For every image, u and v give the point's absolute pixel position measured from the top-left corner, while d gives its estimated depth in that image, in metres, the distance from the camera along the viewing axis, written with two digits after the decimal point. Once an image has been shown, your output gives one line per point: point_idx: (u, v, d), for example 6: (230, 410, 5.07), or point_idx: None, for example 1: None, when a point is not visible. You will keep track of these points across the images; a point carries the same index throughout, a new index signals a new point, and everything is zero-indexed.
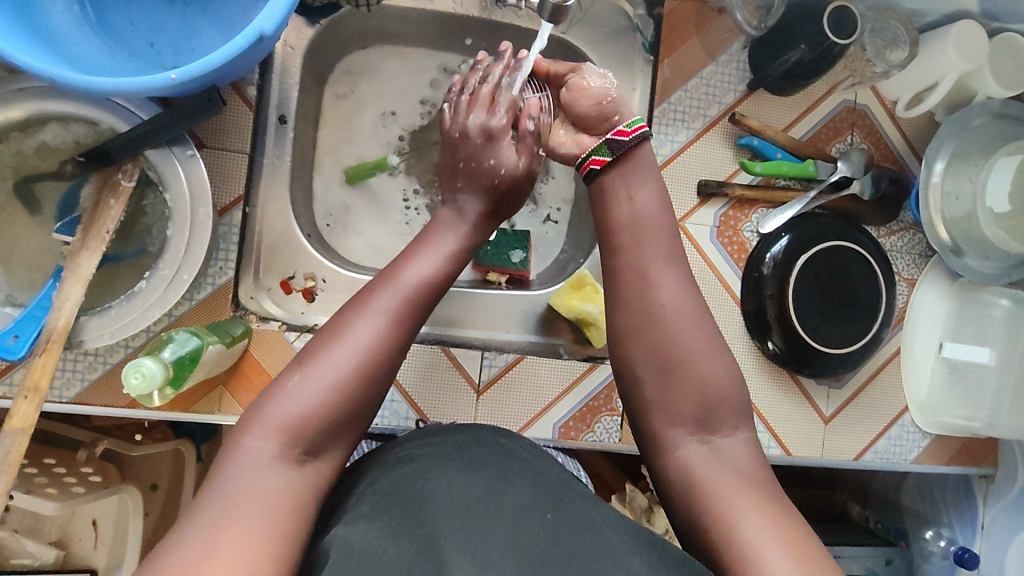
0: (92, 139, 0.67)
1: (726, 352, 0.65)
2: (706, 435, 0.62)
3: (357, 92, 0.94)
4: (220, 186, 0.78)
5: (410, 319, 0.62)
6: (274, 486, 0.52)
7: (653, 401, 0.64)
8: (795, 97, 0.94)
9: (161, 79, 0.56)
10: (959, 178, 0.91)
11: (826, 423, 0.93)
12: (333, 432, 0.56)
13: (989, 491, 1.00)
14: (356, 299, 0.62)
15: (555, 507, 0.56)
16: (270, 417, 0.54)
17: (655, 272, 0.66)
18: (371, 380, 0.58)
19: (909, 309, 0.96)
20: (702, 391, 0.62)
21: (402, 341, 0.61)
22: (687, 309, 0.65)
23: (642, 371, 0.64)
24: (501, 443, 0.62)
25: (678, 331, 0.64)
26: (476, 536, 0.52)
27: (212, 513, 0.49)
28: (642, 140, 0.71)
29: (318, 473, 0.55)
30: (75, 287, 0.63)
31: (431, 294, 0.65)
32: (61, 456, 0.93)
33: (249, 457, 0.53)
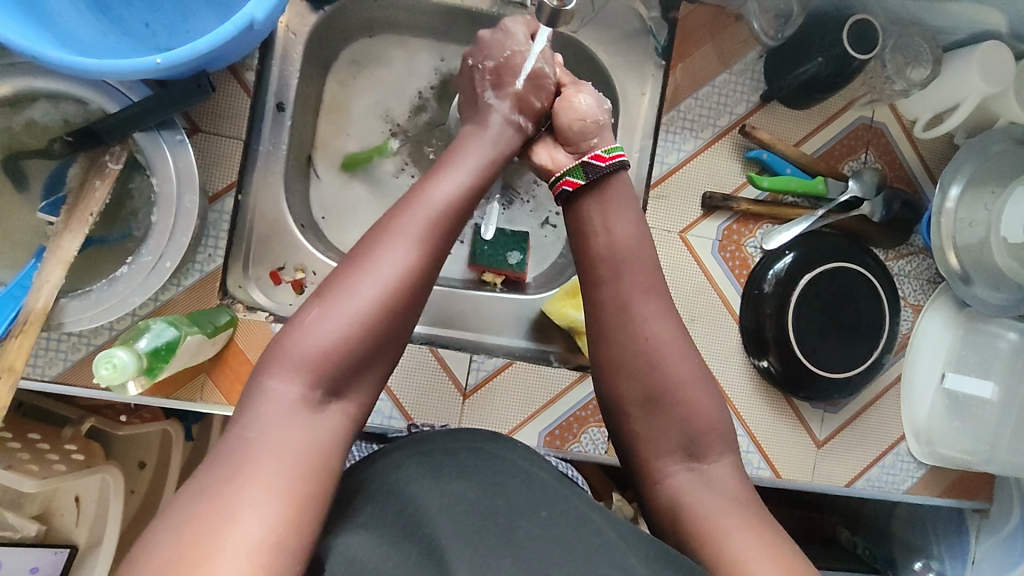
0: (81, 118, 0.66)
1: (706, 372, 0.63)
2: (691, 461, 0.60)
3: (360, 81, 0.92)
4: (213, 172, 0.76)
5: (440, 246, 0.59)
6: (298, 433, 0.50)
7: (637, 415, 0.62)
8: (809, 111, 0.91)
9: (145, 63, 0.54)
10: (974, 205, 0.88)
11: (818, 447, 0.91)
12: (360, 367, 0.54)
13: (982, 525, 0.98)
14: (384, 223, 0.58)
15: (549, 505, 0.55)
16: (294, 356, 0.52)
17: (639, 285, 0.64)
18: (398, 310, 0.55)
19: (912, 337, 0.94)
20: (685, 403, 0.61)
21: (432, 273, 0.58)
22: (665, 321, 0.63)
23: (626, 388, 0.62)
24: (497, 449, 0.60)
25: (660, 344, 0.62)
26: (474, 533, 0.51)
27: (224, 472, 0.46)
28: (617, 169, 0.68)
29: (342, 417, 0.53)
30: (55, 270, 0.62)
31: (456, 216, 0.61)
32: (45, 431, 0.93)
33: (267, 405, 0.50)
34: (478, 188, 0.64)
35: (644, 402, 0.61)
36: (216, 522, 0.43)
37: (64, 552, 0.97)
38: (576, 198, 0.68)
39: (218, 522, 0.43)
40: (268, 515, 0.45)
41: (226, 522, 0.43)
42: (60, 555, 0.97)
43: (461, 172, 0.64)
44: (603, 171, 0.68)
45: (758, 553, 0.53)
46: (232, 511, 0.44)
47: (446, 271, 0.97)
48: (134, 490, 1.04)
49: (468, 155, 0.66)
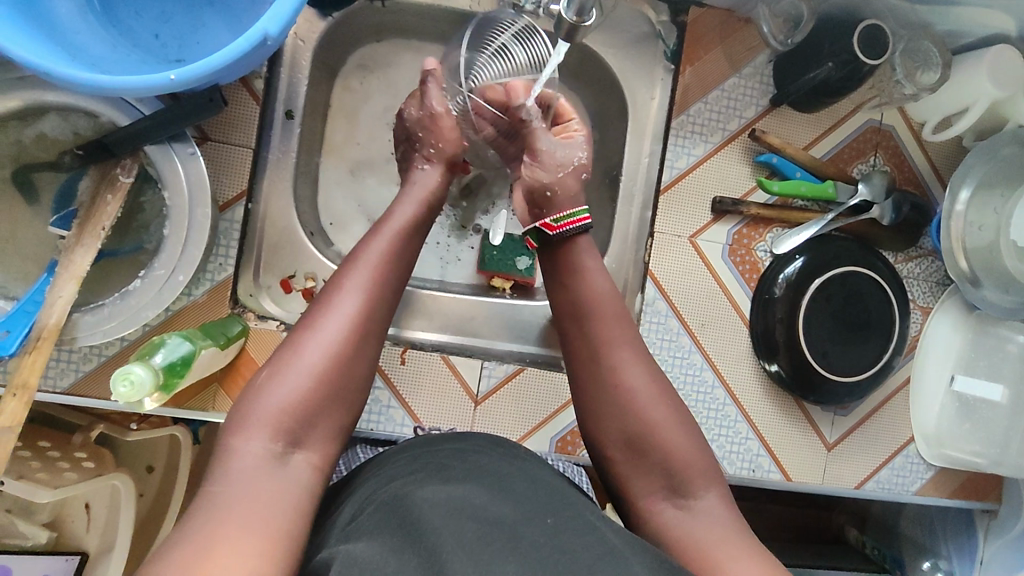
0: (92, 131, 0.65)
1: (685, 412, 0.65)
2: (676, 497, 0.61)
3: (367, 87, 0.92)
4: (223, 181, 0.76)
5: (383, 296, 0.63)
6: (264, 483, 0.51)
7: (620, 458, 0.64)
8: (818, 113, 0.90)
9: (160, 79, 0.54)
10: (984, 209, 0.88)
11: (829, 450, 0.92)
12: (317, 420, 0.56)
13: (991, 526, 0.99)
14: (327, 283, 0.62)
15: (553, 513, 0.55)
16: (253, 416, 0.54)
17: (610, 335, 0.67)
18: (351, 361, 0.59)
19: (921, 338, 0.94)
20: (661, 443, 0.62)
21: (376, 321, 0.62)
22: (642, 366, 0.65)
23: (609, 431, 0.64)
24: (502, 455, 0.63)
25: (634, 390, 0.64)
26: (479, 536, 0.50)
27: (204, 520, 0.48)
28: (571, 235, 0.71)
29: (307, 467, 0.54)
30: (67, 285, 0.62)
31: (399, 270, 0.65)
32: (55, 438, 0.93)
33: (235, 462, 0.52)
34: (413, 230, 0.68)
35: (625, 447, 0.63)
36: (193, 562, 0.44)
37: (75, 559, 0.96)
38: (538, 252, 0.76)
39: (199, 562, 0.44)
40: (244, 564, 0.45)
41: (205, 567, 0.44)
42: (71, 561, 0.96)
43: (403, 222, 0.68)
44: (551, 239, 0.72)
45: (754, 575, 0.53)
46: (215, 551, 0.45)
47: (455, 277, 0.97)
48: (143, 494, 1.03)
49: (419, 206, 0.71)
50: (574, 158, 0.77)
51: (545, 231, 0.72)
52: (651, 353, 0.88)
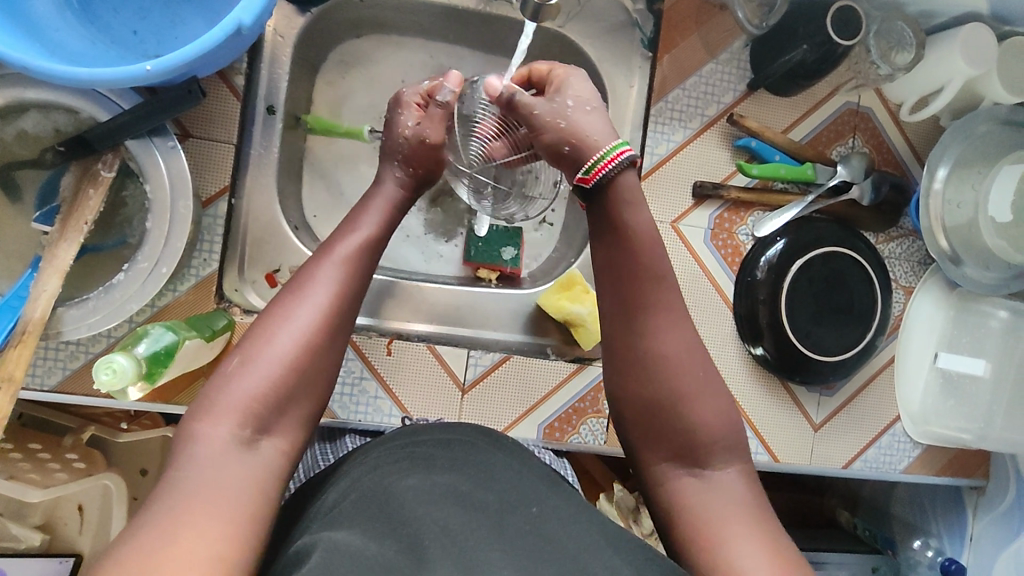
0: (72, 127, 0.66)
1: (718, 384, 0.62)
2: (694, 468, 0.59)
3: (349, 82, 0.93)
4: (205, 176, 0.77)
5: (355, 286, 0.62)
6: (231, 469, 0.51)
7: (638, 428, 0.63)
8: (795, 97, 0.91)
9: (136, 70, 0.55)
10: (962, 186, 0.89)
11: (816, 430, 0.92)
12: (286, 408, 0.55)
13: (979, 502, 0.99)
14: (299, 270, 0.61)
15: (539, 501, 0.56)
16: (220, 403, 0.53)
17: (646, 297, 0.62)
18: (321, 349, 0.58)
19: (904, 318, 0.95)
20: (686, 413, 0.60)
21: (348, 310, 0.61)
22: (680, 334, 0.62)
23: (628, 399, 0.63)
24: (491, 446, 0.61)
25: (663, 355, 0.61)
26: (467, 526, 0.51)
27: (170, 505, 0.47)
28: (607, 181, 0.64)
29: (276, 454, 0.54)
30: (51, 279, 0.62)
31: (371, 262, 0.65)
32: (45, 441, 0.94)
33: (201, 447, 0.51)
34: (387, 224, 0.69)
35: (645, 414, 0.62)
36: (158, 549, 0.44)
37: (69, 560, 0.96)
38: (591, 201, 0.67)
39: (165, 546, 0.44)
40: (209, 550, 0.45)
41: (169, 556, 0.44)
42: (65, 564, 0.96)
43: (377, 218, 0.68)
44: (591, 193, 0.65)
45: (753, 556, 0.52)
46: (180, 539, 0.45)
47: (440, 269, 0.98)
48: (137, 498, 1.01)
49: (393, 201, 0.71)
50: (575, 95, 0.69)
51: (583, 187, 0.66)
52: None
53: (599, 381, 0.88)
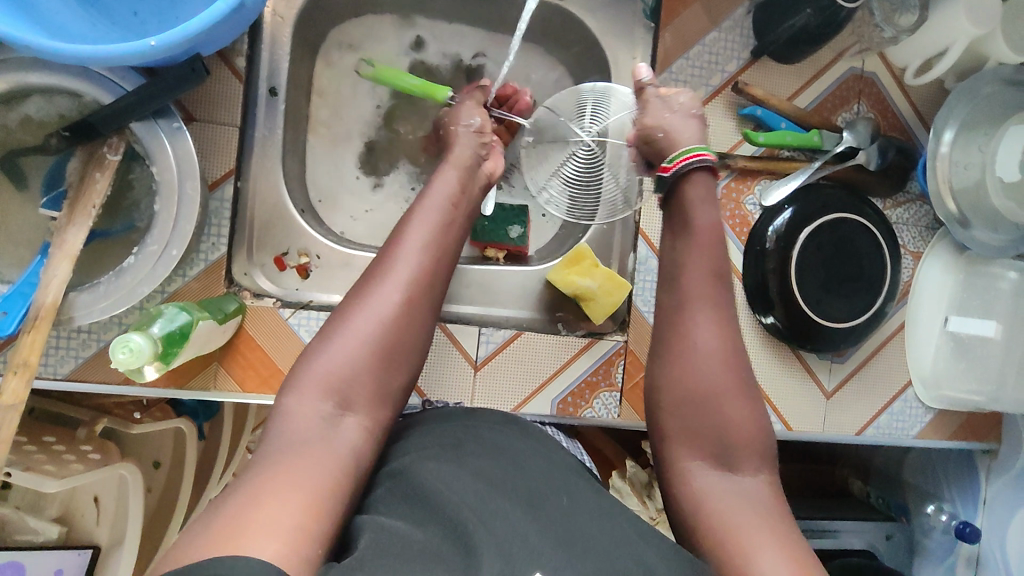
0: (76, 111, 0.66)
1: (751, 390, 0.63)
2: (723, 466, 0.60)
3: (349, 62, 0.92)
4: (211, 160, 0.76)
5: (435, 265, 0.63)
6: (315, 443, 0.51)
7: (675, 423, 0.63)
8: (799, 64, 0.91)
9: (140, 46, 0.55)
10: (968, 148, 0.88)
11: (828, 397, 0.93)
12: (368, 382, 0.56)
13: (992, 466, 1.01)
14: (381, 252, 0.63)
15: (569, 492, 0.55)
16: (307, 378, 0.55)
17: (694, 292, 0.66)
18: (403, 325, 0.59)
19: (913, 284, 0.95)
20: (719, 410, 0.61)
21: (430, 287, 0.62)
22: (717, 327, 0.64)
23: (668, 392, 0.64)
24: (512, 431, 0.61)
25: (701, 347, 0.63)
26: (504, 506, 0.51)
27: (252, 476, 0.48)
28: (686, 171, 0.69)
29: (358, 429, 0.54)
30: (62, 264, 0.62)
31: (449, 242, 0.66)
32: (60, 434, 0.95)
33: (289, 421, 0.52)
34: (461, 202, 0.69)
35: (683, 402, 0.63)
36: (242, 514, 0.44)
37: (87, 552, 0.96)
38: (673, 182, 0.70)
39: (246, 515, 0.44)
40: (290, 518, 0.45)
41: (255, 517, 0.44)
42: (84, 555, 0.96)
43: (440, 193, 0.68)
44: (670, 180, 0.70)
45: (778, 558, 0.51)
46: (262, 506, 0.45)
47: None
48: (150, 489, 1.04)
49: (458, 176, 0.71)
50: (684, 101, 0.75)
51: (663, 175, 0.71)
52: (646, 312, 0.89)
53: (611, 355, 0.88)
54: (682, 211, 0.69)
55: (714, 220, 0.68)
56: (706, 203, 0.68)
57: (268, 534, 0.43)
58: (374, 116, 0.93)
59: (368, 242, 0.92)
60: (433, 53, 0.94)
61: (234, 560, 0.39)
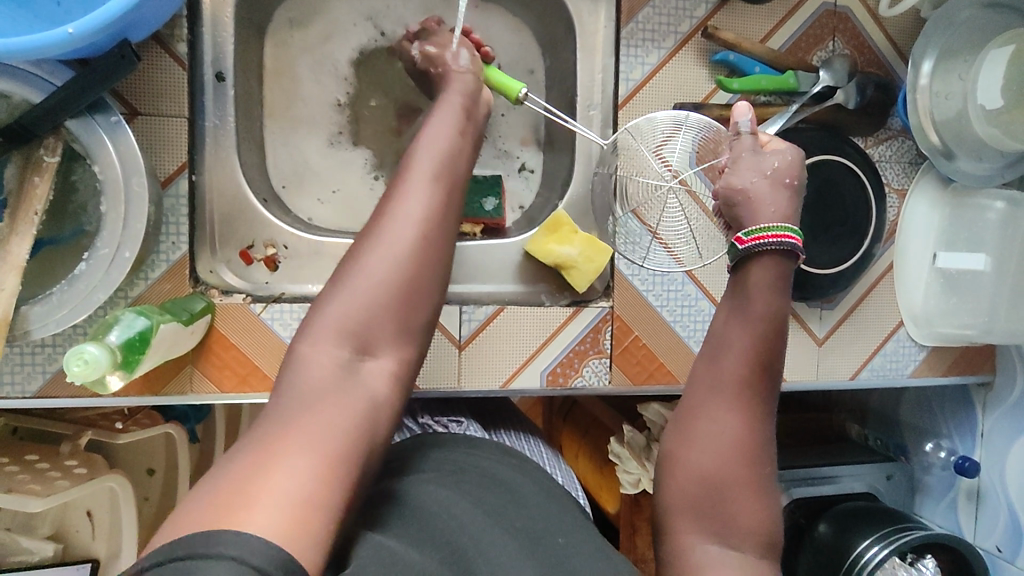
0: (6, 114, 0.61)
1: (772, 481, 0.56)
2: (728, 552, 0.53)
3: (300, 39, 0.87)
4: (161, 155, 0.72)
5: (448, 196, 0.58)
6: (333, 396, 0.48)
7: (686, 499, 0.55)
8: (770, 3, 0.87)
9: (59, 36, 0.53)
10: (949, 77, 0.85)
11: (820, 345, 0.91)
12: (384, 324, 0.52)
13: (988, 399, 1.00)
14: (391, 185, 0.58)
15: (565, 533, 0.53)
16: (321, 322, 0.51)
17: (731, 367, 0.58)
18: (420, 260, 0.54)
19: (899, 221, 0.93)
20: (737, 498, 0.54)
21: (447, 219, 0.57)
22: (748, 422, 0.56)
23: (686, 464, 0.56)
24: (511, 463, 0.62)
25: (729, 431, 0.56)
26: (503, 540, 0.49)
27: (260, 437, 0.44)
28: (763, 257, 0.60)
29: (379, 375, 0.51)
30: (9, 276, 0.59)
31: (457, 181, 0.60)
32: (43, 451, 0.91)
33: (306, 369, 0.49)
34: (466, 132, 0.64)
35: (702, 480, 0.55)
36: (247, 481, 0.40)
37: (86, 567, 0.93)
38: (750, 261, 0.61)
39: (250, 482, 0.40)
40: (299, 488, 0.41)
41: (259, 487, 0.40)
42: (82, 570, 0.93)
43: (448, 130, 0.62)
44: (738, 255, 0.61)
45: None
46: (269, 473, 0.41)
47: None
48: (148, 497, 1.02)
49: (458, 112, 0.65)
50: (776, 166, 0.65)
51: (734, 246, 0.62)
52: (630, 275, 0.86)
53: (598, 322, 0.86)
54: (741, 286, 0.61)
55: (774, 308, 0.59)
56: (768, 291, 0.59)
57: (273, 508, 0.39)
58: (332, 94, 0.89)
59: (338, 226, 0.89)
60: (388, 22, 0.89)
61: (232, 538, 0.36)
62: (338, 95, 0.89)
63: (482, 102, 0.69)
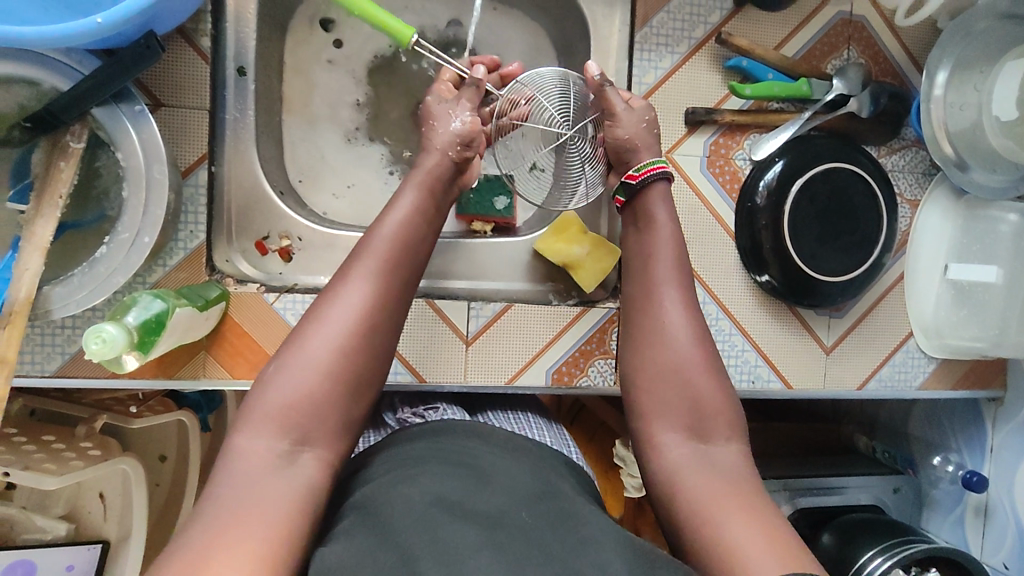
0: (36, 101, 0.64)
1: (718, 362, 0.63)
2: (696, 438, 0.59)
3: (320, 37, 0.89)
4: (182, 145, 0.75)
5: (397, 285, 0.60)
6: (272, 482, 0.50)
7: (643, 393, 0.62)
8: (785, 11, 0.87)
9: (86, 24, 0.55)
10: (964, 88, 0.85)
11: (827, 353, 0.91)
12: (324, 415, 0.54)
13: (998, 414, 0.99)
14: (341, 273, 0.60)
15: (529, 505, 0.51)
16: (259, 412, 0.53)
17: (665, 275, 0.66)
18: (362, 353, 0.56)
19: (911, 232, 0.93)
20: (693, 385, 0.61)
21: (392, 310, 0.59)
22: (687, 312, 0.64)
23: (641, 365, 0.63)
24: (487, 446, 0.60)
25: (674, 329, 0.63)
26: (455, 525, 0.46)
27: (207, 523, 0.46)
28: (650, 182, 0.71)
29: (317, 465, 0.52)
30: (33, 257, 0.61)
31: (410, 263, 0.62)
32: (59, 433, 0.94)
33: (247, 454, 0.51)
34: (423, 217, 0.65)
35: (656, 374, 0.62)
36: (194, 565, 0.43)
37: (97, 547, 0.95)
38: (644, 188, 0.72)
39: (198, 567, 0.43)
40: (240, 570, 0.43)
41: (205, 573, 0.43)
42: (93, 551, 0.95)
43: (406, 209, 0.64)
44: (633, 189, 0.72)
45: (754, 533, 0.50)
46: (211, 561, 0.43)
47: None
48: (159, 483, 1.04)
49: (421, 194, 0.66)
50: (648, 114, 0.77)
51: (628, 182, 0.73)
52: None
53: (604, 323, 0.87)
54: (644, 225, 0.70)
55: (669, 226, 0.69)
56: (666, 209, 0.70)
57: None
58: (350, 92, 0.91)
59: (352, 221, 0.91)
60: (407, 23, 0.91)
61: None
62: (356, 93, 0.91)
63: (447, 178, 0.70)
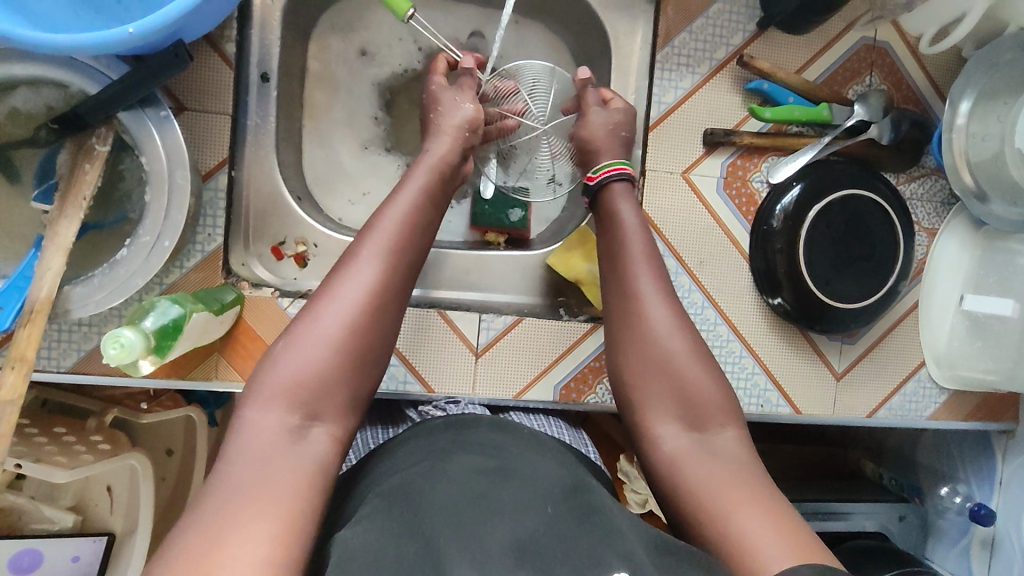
0: (63, 103, 0.65)
1: (705, 348, 0.63)
2: (693, 429, 0.59)
3: (342, 45, 0.90)
4: (204, 150, 0.75)
5: (401, 259, 0.60)
6: (284, 461, 0.49)
7: (637, 392, 0.62)
8: (809, 35, 0.87)
9: (118, 33, 0.56)
10: (988, 118, 0.83)
11: (838, 379, 0.91)
12: (333, 388, 0.54)
13: (1008, 446, 0.98)
14: (348, 251, 0.60)
15: (555, 500, 0.50)
16: (267, 388, 0.53)
17: (644, 274, 0.65)
18: (370, 329, 0.56)
19: (928, 261, 0.92)
20: (681, 377, 0.60)
21: (399, 285, 0.59)
22: (667, 304, 0.63)
23: (628, 362, 0.63)
24: (505, 434, 0.59)
25: (656, 325, 0.62)
26: (482, 523, 0.46)
27: (218, 504, 0.45)
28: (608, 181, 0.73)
29: (327, 440, 0.53)
30: (55, 257, 0.62)
31: (415, 237, 0.62)
32: (71, 425, 0.95)
33: (253, 431, 0.50)
34: (429, 195, 0.65)
35: (646, 372, 0.61)
36: (207, 548, 0.43)
37: (102, 539, 0.96)
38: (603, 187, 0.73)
39: (211, 549, 0.43)
40: (255, 553, 0.43)
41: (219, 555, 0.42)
42: (99, 543, 0.96)
43: (417, 190, 0.65)
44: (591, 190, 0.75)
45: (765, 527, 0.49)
46: (224, 544, 0.43)
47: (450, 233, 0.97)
48: (165, 478, 1.05)
49: (433, 177, 0.67)
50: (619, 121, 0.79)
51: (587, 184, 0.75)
52: None
53: None
54: (609, 220, 0.71)
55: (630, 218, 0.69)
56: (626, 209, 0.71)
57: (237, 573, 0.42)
58: (370, 100, 0.92)
59: None
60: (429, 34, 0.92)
61: None
62: (376, 101, 0.92)
63: (451, 161, 0.71)
